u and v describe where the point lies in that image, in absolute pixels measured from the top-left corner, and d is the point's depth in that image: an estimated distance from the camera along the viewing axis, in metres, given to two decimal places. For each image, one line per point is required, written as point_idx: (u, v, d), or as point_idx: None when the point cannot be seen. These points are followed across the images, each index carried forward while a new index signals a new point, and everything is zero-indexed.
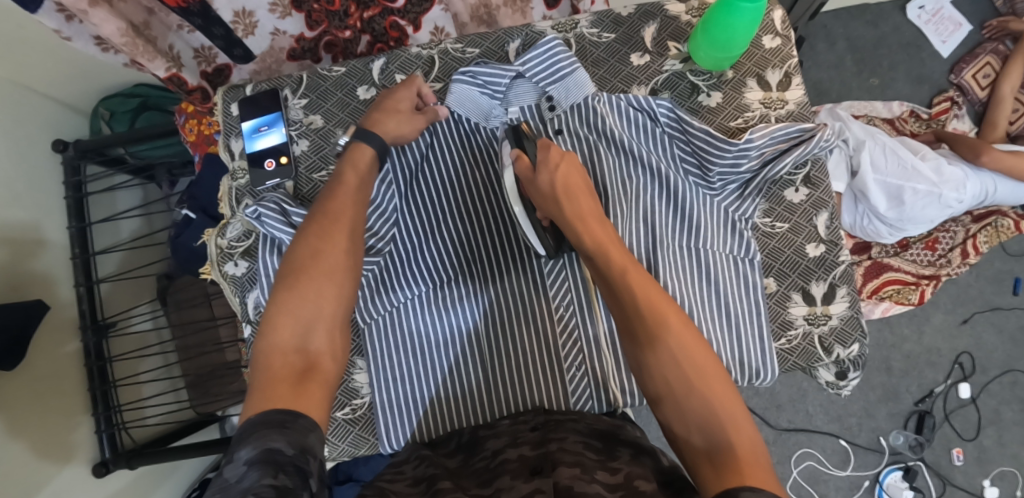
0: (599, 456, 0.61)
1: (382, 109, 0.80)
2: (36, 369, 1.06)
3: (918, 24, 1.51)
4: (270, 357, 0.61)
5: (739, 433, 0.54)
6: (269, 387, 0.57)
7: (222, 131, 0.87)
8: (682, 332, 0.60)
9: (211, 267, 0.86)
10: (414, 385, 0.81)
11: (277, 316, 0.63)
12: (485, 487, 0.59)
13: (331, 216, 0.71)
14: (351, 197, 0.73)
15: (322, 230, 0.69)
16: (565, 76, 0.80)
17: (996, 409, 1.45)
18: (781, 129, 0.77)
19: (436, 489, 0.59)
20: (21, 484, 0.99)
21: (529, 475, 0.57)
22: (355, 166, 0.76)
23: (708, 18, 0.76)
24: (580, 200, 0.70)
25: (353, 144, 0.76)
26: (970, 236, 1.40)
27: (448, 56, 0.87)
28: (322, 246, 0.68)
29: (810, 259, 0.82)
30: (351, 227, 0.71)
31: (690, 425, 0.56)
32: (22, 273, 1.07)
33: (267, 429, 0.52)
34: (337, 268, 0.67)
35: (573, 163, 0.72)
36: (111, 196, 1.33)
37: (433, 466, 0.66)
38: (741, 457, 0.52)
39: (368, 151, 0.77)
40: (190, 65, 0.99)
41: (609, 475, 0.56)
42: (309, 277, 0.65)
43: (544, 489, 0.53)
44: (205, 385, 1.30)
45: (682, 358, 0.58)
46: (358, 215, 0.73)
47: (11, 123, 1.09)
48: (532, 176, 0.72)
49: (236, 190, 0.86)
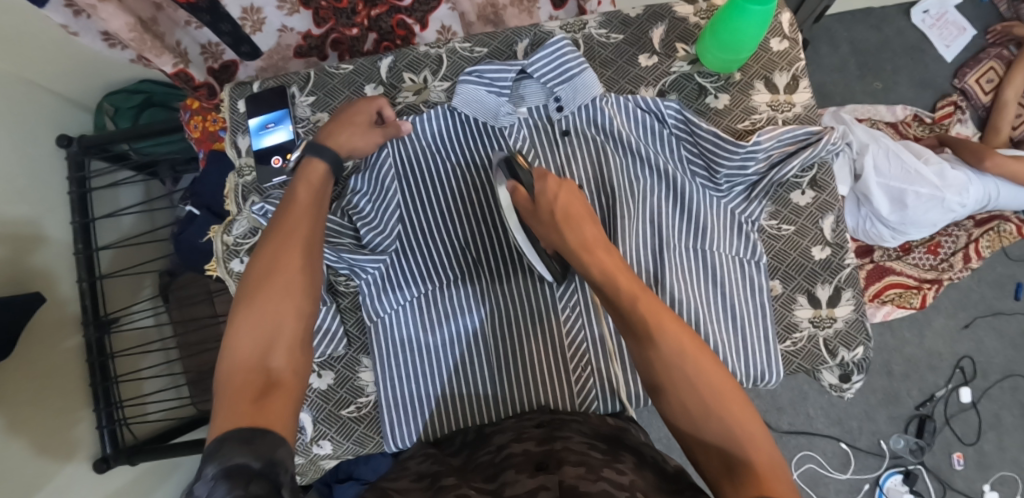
0: (605, 457, 0.61)
1: (336, 121, 0.77)
2: (36, 365, 1.06)
3: (922, 28, 1.52)
4: (232, 376, 0.55)
5: (760, 447, 0.53)
6: (230, 407, 0.53)
7: (228, 128, 0.87)
8: (695, 350, 0.57)
9: (217, 263, 0.85)
10: (419, 385, 0.81)
11: (236, 335, 0.58)
12: (491, 481, 0.59)
13: (287, 231, 0.65)
14: (307, 211, 0.68)
15: (278, 246, 0.63)
16: (573, 77, 0.79)
17: (996, 413, 1.45)
18: (788, 131, 0.77)
19: (441, 484, 0.59)
20: (22, 475, 0.99)
21: (534, 470, 0.58)
22: (308, 181, 0.71)
23: (716, 20, 0.76)
24: (583, 230, 0.66)
25: (305, 159, 0.72)
26: (972, 241, 1.40)
27: (456, 55, 0.86)
28: (281, 262, 0.62)
29: (816, 261, 0.82)
30: (310, 242, 0.66)
31: (707, 442, 0.54)
32: (24, 267, 1.07)
33: (232, 444, 0.48)
34: (296, 284, 0.62)
35: (570, 191, 0.69)
36: (114, 192, 1.33)
37: (439, 463, 0.66)
38: (763, 471, 0.51)
39: (322, 166, 0.73)
40: (196, 60, 0.99)
41: (615, 475, 0.56)
42: (269, 295, 0.60)
43: (548, 486, 0.53)
44: (205, 382, 1.29)
45: (698, 381, 0.56)
46: (316, 230, 0.68)
47: (16, 119, 1.10)
48: (532, 208, 0.70)
49: (243, 187, 0.86)
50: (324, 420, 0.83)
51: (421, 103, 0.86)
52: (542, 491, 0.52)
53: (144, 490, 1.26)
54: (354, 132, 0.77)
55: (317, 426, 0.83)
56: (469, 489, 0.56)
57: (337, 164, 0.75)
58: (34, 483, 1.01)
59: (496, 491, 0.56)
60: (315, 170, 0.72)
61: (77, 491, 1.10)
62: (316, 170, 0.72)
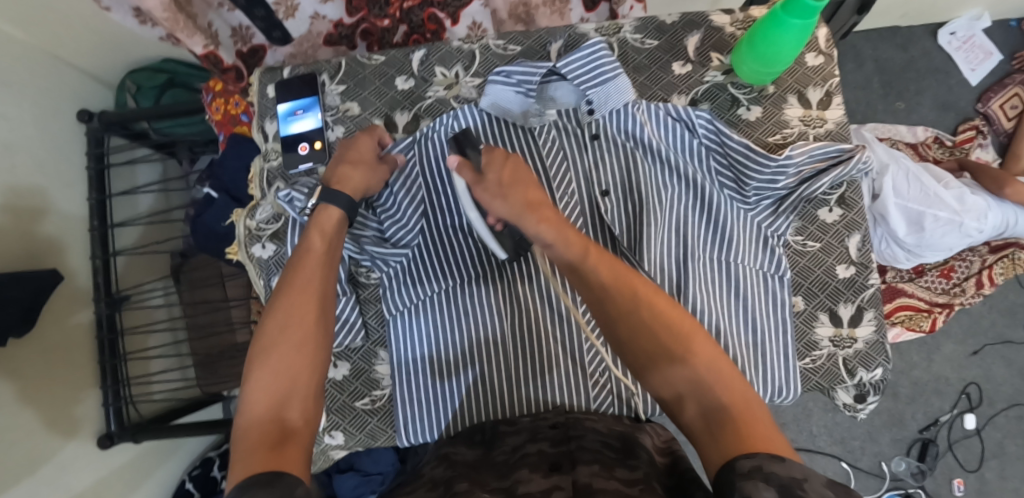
0: (619, 453, 0.60)
1: (338, 161, 0.74)
2: (43, 341, 1.05)
3: (948, 50, 1.50)
4: (247, 430, 0.55)
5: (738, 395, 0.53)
6: (248, 459, 0.52)
7: (257, 112, 0.87)
8: (660, 302, 0.59)
9: (238, 247, 0.86)
10: (435, 380, 0.81)
11: (250, 392, 0.58)
12: (505, 480, 0.58)
13: (298, 284, 0.64)
14: (317, 268, 0.66)
15: (290, 304, 0.63)
16: (607, 81, 0.76)
17: (999, 442, 1.44)
18: (820, 147, 0.76)
19: (455, 488, 0.58)
20: (33, 445, 1.00)
21: (548, 470, 0.58)
22: (321, 228, 0.69)
23: (755, 31, 0.76)
24: (527, 191, 0.64)
25: (318, 207, 0.70)
26: (986, 267, 1.38)
27: (489, 52, 0.86)
28: (292, 319, 0.62)
29: (840, 280, 0.81)
30: (321, 297, 0.64)
31: (686, 397, 0.55)
32: (35, 242, 1.06)
33: (251, 489, 0.45)
34: (309, 339, 0.61)
35: (517, 164, 0.66)
36: (132, 170, 1.33)
37: (453, 464, 0.65)
38: (747, 421, 0.51)
39: (336, 212, 0.70)
40: (226, 43, 0.98)
41: (628, 472, 0.55)
42: (281, 351, 0.60)
43: (562, 486, 0.53)
44: (214, 365, 1.30)
45: (654, 321, 0.57)
46: (325, 281, 0.66)
47: (37, 90, 1.10)
48: (479, 179, 0.65)
49: (268, 172, 0.86)
50: (336, 410, 0.83)
51: (451, 98, 0.86)
52: (557, 492, 0.52)
53: (146, 470, 1.26)
54: (370, 170, 0.75)
55: (330, 417, 0.83)
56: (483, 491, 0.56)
57: (353, 207, 0.72)
58: (40, 456, 1.01)
59: (510, 489, 0.56)
60: (331, 215, 0.70)
61: (81, 466, 1.10)
62: (330, 216, 0.70)
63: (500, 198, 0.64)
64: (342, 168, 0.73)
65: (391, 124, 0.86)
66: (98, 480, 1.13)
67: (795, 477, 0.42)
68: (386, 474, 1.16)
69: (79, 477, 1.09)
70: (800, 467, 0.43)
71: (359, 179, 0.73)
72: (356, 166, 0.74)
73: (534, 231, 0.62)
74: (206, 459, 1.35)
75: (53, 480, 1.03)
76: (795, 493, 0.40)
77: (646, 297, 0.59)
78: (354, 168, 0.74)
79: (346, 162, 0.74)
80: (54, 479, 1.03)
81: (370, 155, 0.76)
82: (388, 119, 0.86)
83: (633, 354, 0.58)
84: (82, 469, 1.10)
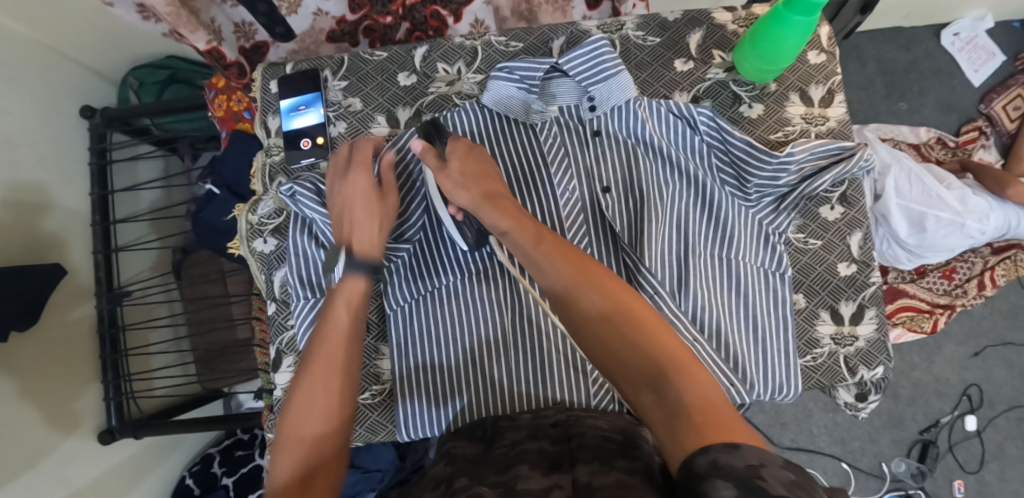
0: (620, 446, 0.60)
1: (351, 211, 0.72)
2: (44, 335, 1.06)
3: (951, 51, 1.49)
4: None
5: (697, 384, 0.49)
6: None
7: (260, 107, 0.88)
8: (616, 289, 0.57)
9: (240, 241, 0.86)
10: (435, 375, 0.81)
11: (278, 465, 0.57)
12: (504, 475, 0.59)
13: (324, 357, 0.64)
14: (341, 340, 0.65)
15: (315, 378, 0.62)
16: (608, 77, 0.77)
17: (1000, 444, 1.44)
18: (821, 145, 0.76)
19: (454, 485, 0.58)
20: (34, 439, 1.01)
21: (548, 469, 0.58)
22: (346, 298, 0.68)
23: (757, 29, 0.76)
24: (486, 184, 0.69)
25: (341, 280, 0.68)
26: (988, 268, 1.39)
27: (491, 48, 0.86)
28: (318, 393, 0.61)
29: (841, 278, 0.81)
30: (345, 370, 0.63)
31: (641, 389, 0.51)
32: (36, 238, 1.06)
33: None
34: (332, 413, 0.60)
35: (479, 156, 0.72)
36: (134, 166, 1.33)
37: (454, 461, 0.65)
38: (704, 410, 0.47)
39: (360, 283, 0.69)
40: (229, 38, 0.98)
41: (627, 465, 0.56)
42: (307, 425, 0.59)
43: (562, 485, 0.54)
44: (214, 361, 1.31)
45: (608, 308, 0.55)
46: (352, 353, 0.65)
47: (39, 86, 1.10)
48: (441, 167, 0.70)
49: (270, 166, 0.86)
50: None
51: (453, 93, 0.86)
52: (556, 491, 0.53)
53: (146, 465, 1.26)
54: (382, 222, 0.73)
55: None
56: (483, 488, 0.56)
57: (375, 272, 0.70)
58: (40, 450, 1.01)
59: (509, 484, 0.56)
60: (348, 291, 0.68)
61: (81, 461, 1.10)
62: (348, 293, 0.68)
63: (459, 187, 0.68)
64: (355, 224, 0.72)
65: (394, 120, 0.86)
66: (98, 476, 1.13)
67: (751, 464, 0.41)
68: (385, 471, 1.15)
69: (80, 473, 1.09)
70: (757, 452, 0.42)
71: (376, 230, 0.72)
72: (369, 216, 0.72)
73: (493, 221, 0.66)
74: (206, 455, 1.35)
75: (55, 476, 1.04)
76: (754, 483, 0.39)
77: (600, 283, 0.57)
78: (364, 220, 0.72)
79: (357, 212, 0.72)
80: (56, 474, 1.04)
81: (377, 201, 0.73)
82: (390, 115, 0.86)
83: (589, 342, 0.56)
84: (82, 464, 1.10)
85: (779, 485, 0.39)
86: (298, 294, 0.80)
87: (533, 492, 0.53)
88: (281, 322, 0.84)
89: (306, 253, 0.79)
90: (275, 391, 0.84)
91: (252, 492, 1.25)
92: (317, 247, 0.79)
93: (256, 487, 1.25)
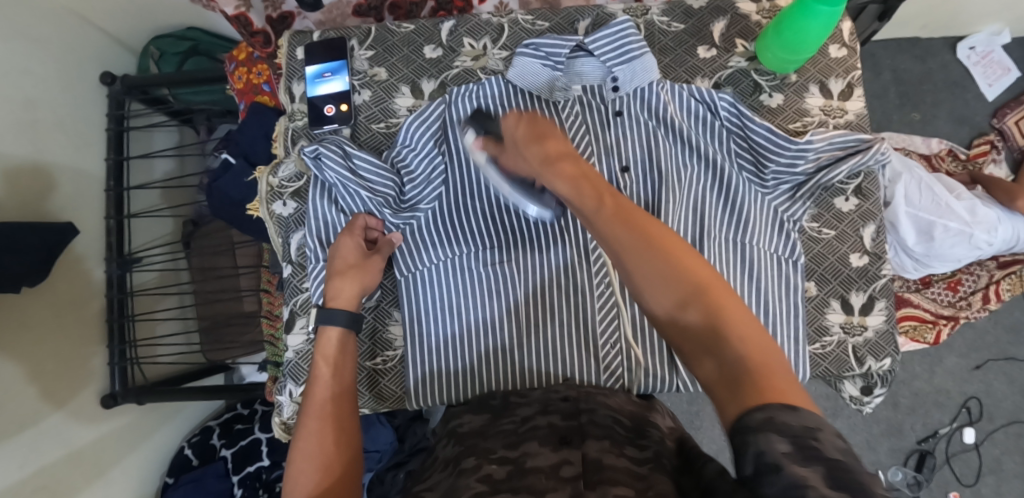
0: (630, 434, 0.60)
1: (331, 274, 0.76)
2: (56, 296, 1.07)
3: (966, 64, 1.50)
4: None
5: (755, 343, 0.47)
6: None
7: (285, 72, 0.89)
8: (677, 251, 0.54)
9: (259, 203, 0.88)
10: (449, 345, 0.82)
11: None
12: (513, 449, 0.59)
13: (319, 408, 0.65)
14: (331, 390, 0.67)
15: (319, 426, 0.63)
16: (633, 59, 0.79)
17: (997, 459, 1.42)
18: (840, 136, 0.77)
19: (463, 463, 0.58)
20: (21, 405, 0.98)
21: (558, 443, 0.58)
22: (324, 354, 0.71)
23: (782, 18, 0.77)
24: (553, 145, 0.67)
25: (318, 330, 0.72)
26: (993, 282, 1.37)
27: (517, 26, 0.87)
28: (318, 438, 0.62)
29: (853, 268, 0.82)
30: (340, 412, 0.65)
31: (699, 347, 0.49)
32: (53, 197, 1.07)
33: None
34: (339, 454, 0.62)
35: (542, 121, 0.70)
36: (149, 135, 1.33)
37: (463, 438, 0.65)
38: (761, 368, 0.45)
39: (337, 331, 0.72)
40: (258, 6, 1.03)
41: (637, 453, 0.56)
42: (321, 469, 0.60)
43: (571, 461, 0.54)
44: (217, 333, 1.30)
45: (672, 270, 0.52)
46: (343, 396, 0.67)
47: (60, 49, 1.11)
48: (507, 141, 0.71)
49: (293, 131, 0.88)
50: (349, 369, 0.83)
51: (478, 68, 0.87)
52: (566, 467, 0.53)
53: (147, 434, 1.26)
54: (360, 275, 0.76)
55: None
56: (492, 465, 0.56)
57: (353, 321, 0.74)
58: (26, 418, 0.98)
59: (519, 459, 0.56)
60: (329, 337, 0.72)
61: (71, 433, 1.07)
62: (329, 337, 0.72)
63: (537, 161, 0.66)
64: (337, 277, 0.75)
65: (418, 91, 0.87)
66: (99, 439, 1.13)
67: (808, 426, 0.41)
68: (383, 452, 1.11)
69: (84, 433, 1.10)
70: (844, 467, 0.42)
71: (349, 289, 0.75)
72: (343, 274, 0.76)
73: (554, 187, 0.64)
74: (206, 427, 1.34)
75: (60, 435, 1.04)
76: (808, 442, 0.39)
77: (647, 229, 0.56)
78: (342, 279, 0.75)
79: (335, 274, 0.76)
80: (58, 434, 1.04)
81: (359, 256, 0.77)
82: (415, 86, 0.87)
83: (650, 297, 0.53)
84: (71, 436, 1.07)
85: (834, 448, 0.40)
86: (315, 257, 0.81)
87: (544, 469, 0.54)
88: (296, 285, 0.85)
89: (327, 218, 0.82)
90: (286, 352, 0.84)
91: (248, 465, 1.24)
92: (338, 213, 0.82)
93: (254, 460, 1.24)
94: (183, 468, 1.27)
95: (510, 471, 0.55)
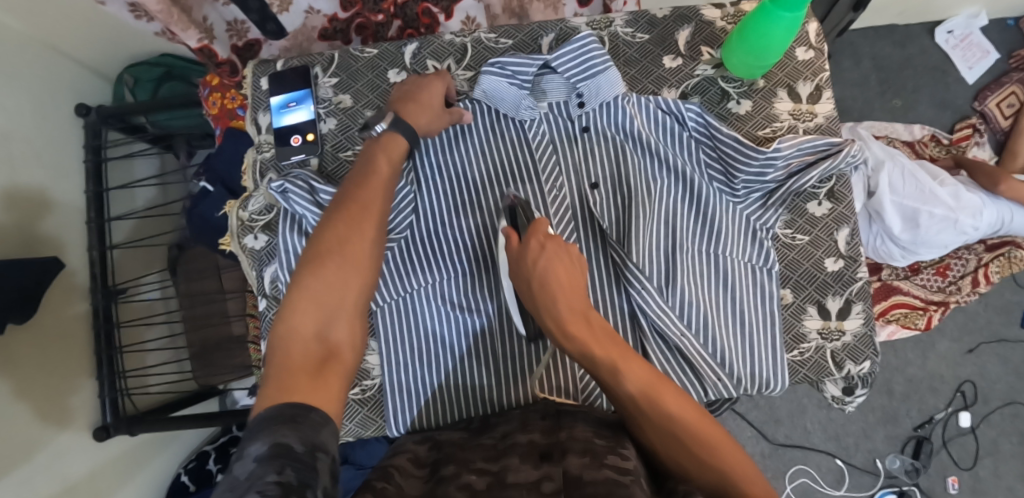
0: (608, 443, 0.60)
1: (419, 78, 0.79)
2: (42, 326, 1.05)
3: (945, 48, 1.49)
4: (289, 348, 0.56)
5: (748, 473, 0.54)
6: (285, 376, 0.53)
7: (250, 104, 0.88)
8: (670, 394, 0.59)
9: (231, 238, 0.87)
10: (416, 374, 0.82)
11: (299, 311, 0.58)
12: (494, 463, 0.58)
13: (361, 202, 0.66)
14: (380, 189, 0.67)
15: (350, 219, 0.64)
16: (597, 74, 0.79)
17: (994, 441, 1.42)
18: (809, 141, 0.77)
19: (442, 472, 0.58)
20: (18, 436, 0.97)
21: (538, 459, 0.57)
22: (389, 155, 0.71)
23: (745, 23, 0.76)
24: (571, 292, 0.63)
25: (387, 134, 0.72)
26: (982, 265, 1.35)
27: (481, 45, 0.87)
28: (348, 232, 0.63)
29: (829, 273, 0.82)
30: (379, 216, 0.66)
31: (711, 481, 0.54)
32: (35, 234, 1.06)
33: (277, 424, 0.48)
34: (362, 260, 0.62)
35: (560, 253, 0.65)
36: (129, 164, 1.32)
37: (440, 446, 0.67)
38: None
39: (402, 142, 0.73)
40: (221, 36, 1.00)
41: (619, 461, 0.55)
42: (335, 267, 0.60)
43: (552, 476, 0.53)
44: (208, 357, 1.27)
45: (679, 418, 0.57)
46: (387, 208, 0.68)
47: (33, 81, 1.10)
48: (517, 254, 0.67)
49: (261, 163, 0.87)
50: None
51: None
52: (547, 482, 0.51)
53: (140, 463, 1.25)
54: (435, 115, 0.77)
55: None
56: (471, 476, 0.55)
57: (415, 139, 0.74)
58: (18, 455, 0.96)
59: (499, 473, 0.56)
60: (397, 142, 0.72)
61: (61, 469, 1.05)
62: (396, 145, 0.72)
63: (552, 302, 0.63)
64: (416, 101, 0.76)
65: None
66: (92, 471, 1.12)
67: None
68: None
69: (76, 465, 1.08)
70: None
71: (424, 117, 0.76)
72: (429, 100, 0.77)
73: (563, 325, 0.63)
74: (201, 452, 1.34)
75: (52, 468, 1.03)
76: None
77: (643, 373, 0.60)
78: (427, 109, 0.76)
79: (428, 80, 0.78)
80: (50, 468, 1.02)
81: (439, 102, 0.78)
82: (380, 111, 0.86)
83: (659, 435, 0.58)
84: (62, 470, 1.05)
85: None
86: None
87: (524, 484, 0.52)
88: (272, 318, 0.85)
89: (297, 251, 0.81)
90: None
91: None
92: None
93: None
94: (180, 494, 1.27)
95: (490, 482, 0.54)
